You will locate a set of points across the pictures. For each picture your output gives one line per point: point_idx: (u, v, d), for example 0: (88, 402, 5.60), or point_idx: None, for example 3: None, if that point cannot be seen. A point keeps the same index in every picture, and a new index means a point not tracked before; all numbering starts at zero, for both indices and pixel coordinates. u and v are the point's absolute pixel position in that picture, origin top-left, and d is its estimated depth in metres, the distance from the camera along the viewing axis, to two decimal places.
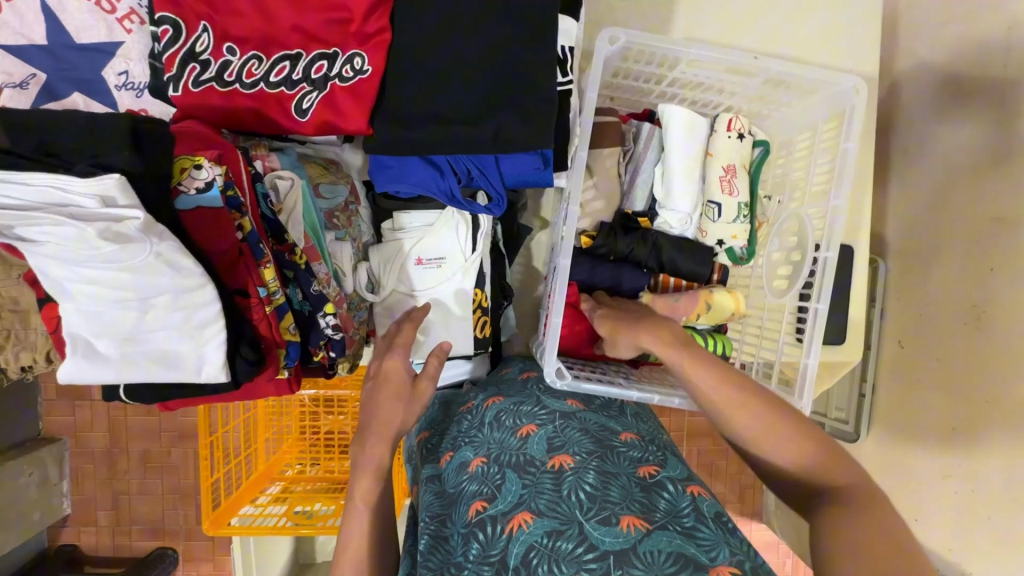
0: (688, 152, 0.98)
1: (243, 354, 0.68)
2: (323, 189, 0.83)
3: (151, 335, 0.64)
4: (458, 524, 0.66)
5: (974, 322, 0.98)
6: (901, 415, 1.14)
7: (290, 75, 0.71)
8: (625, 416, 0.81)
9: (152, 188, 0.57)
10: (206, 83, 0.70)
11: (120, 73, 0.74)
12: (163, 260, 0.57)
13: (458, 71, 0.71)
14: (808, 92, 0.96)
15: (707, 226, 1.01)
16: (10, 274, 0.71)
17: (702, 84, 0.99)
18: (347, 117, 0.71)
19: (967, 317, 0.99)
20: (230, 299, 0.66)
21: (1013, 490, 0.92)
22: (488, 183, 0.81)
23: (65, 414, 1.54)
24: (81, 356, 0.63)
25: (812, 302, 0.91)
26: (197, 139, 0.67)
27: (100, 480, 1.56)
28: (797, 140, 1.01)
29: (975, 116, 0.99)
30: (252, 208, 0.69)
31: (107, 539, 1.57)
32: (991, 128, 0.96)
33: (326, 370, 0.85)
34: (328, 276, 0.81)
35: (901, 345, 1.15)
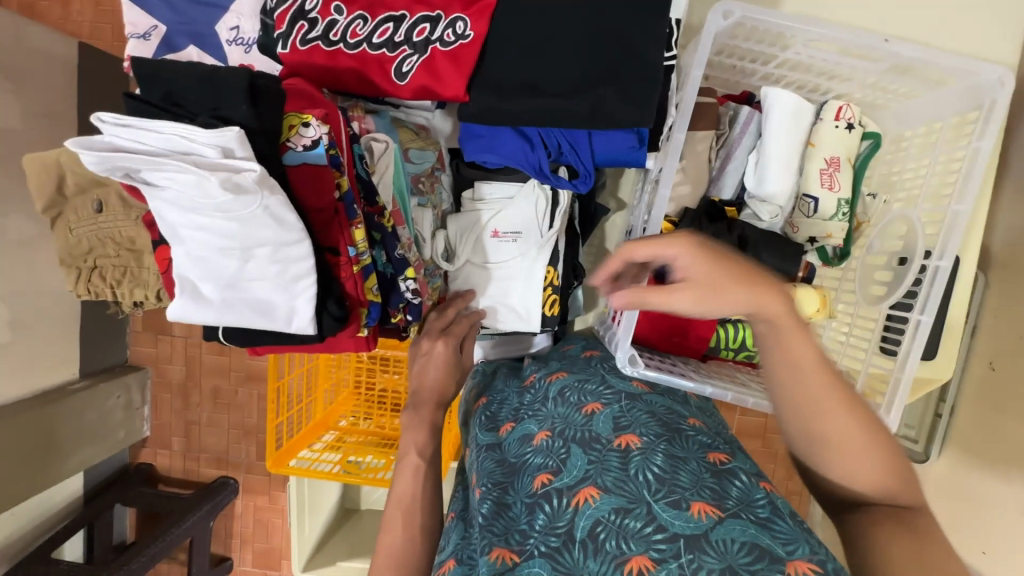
0: (790, 140, 0.91)
1: (329, 309, 0.71)
2: (412, 153, 0.83)
3: (249, 284, 0.67)
4: (521, 494, 0.66)
5: None
6: (980, 441, 1.04)
7: (393, 37, 0.71)
8: (690, 405, 0.79)
9: (267, 146, 0.59)
10: (313, 41, 0.71)
11: (232, 28, 0.75)
12: (270, 212, 0.59)
13: (561, 40, 0.69)
14: (937, 83, 0.87)
15: (799, 220, 0.96)
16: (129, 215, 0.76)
17: (812, 67, 0.92)
18: (445, 82, 0.71)
19: None
20: (322, 257, 0.69)
21: None
22: (578, 159, 0.79)
23: (149, 346, 1.67)
24: (188, 298, 0.67)
25: (913, 314, 0.85)
26: (303, 98, 0.68)
27: (175, 410, 1.70)
28: (915, 135, 0.93)
29: None
30: (349, 167, 0.70)
31: (179, 463, 1.72)
32: None
33: (400, 332, 0.88)
34: (410, 241, 0.82)
35: (992, 368, 1.05)
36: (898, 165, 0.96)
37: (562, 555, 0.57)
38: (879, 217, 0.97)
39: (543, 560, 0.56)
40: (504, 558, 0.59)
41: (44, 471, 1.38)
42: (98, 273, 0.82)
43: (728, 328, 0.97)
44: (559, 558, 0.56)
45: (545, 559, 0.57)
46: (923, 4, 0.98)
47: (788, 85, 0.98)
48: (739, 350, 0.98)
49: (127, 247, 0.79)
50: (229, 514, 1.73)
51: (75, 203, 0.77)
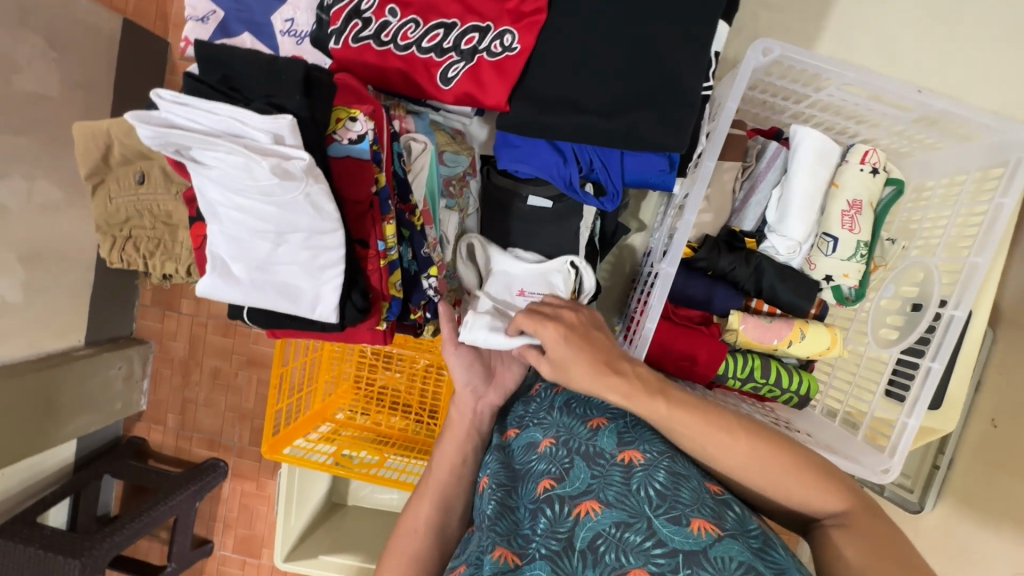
0: (815, 179, 0.93)
1: (353, 300, 0.73)
2: (446, 157, 0.85)
3: (278, 267, 0.69)
4: (525, 499, 0.68)
5: None
6: (977, 500, 1.04)
7: (442, 42, 0.73)
8: None
9: (313, 134, 0.61)
10: (365, 39, 0.73)
11: (286, 20, 0.78)
12: (310, 200, 0.61)
13: (604, 61, 0.71)
14: (963, 137, 0.88)
15: (818, 258, 0.97)
16: (168, 189, 0.78)
17: (841, 109, 0.94)
18: (488, 91, 0.73)
19: None
20: (352, 248, 0.70)
21: None
22: (608, 177, 0.81)
23: (155, 321, 1.68)
24: (217, 275, 0.69)
25: (924, 360, 0.85)
26: (350, 93, 0.70)
27: (174, 386, 1.71)
28: (936, 186, 0.94)
29: None
30: (388, 164, 0.72)
31: (171, 440, 1.73)
32: None
33: (415, 329, 0.89)
34: (436, 241, 0.84)
35: (993, 426, 1.05)
36: (918, 214, 0.97)
37: (562, 560, 0.60)
38: (896, 261, 0.98)
39: (544, 563, 0.60)
40: (507, 558, 0.61)
41: (42, 437, 1.39)
42: (133, 243, 0.84)
43: (737, 357, 0.98)
44: (559, 562, 0.60)
45: (546, 561, 0.60)
46: (951, 60, 1.00)
47: (815, 126, 1.00)
48: (747, 380, 0.98)
49: (162, 220, 0.81)
50: (215, 497, 1.73)
51: (118, 172, 0.79)
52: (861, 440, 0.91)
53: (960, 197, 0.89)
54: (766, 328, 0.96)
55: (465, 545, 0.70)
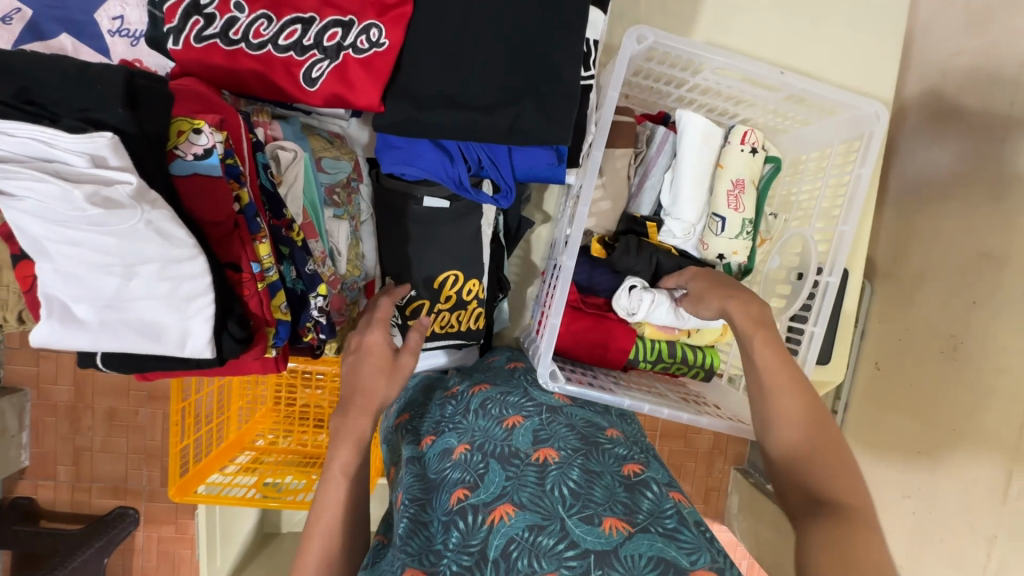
0: (701, 161, 0.96)
1: (229, 331, 0.65)
2: (325, 164, 0.79)
3: (132, 304, 0.60)
4: (439, 511, 0.65)
5: (951, 354, 1.00)
6: (870, 435, 1.16)
7: (301, 39, 0.67)
8: (612, 415, 0.83)
9: (147, 152, 0.53)
10: (212, 40, 0.65)
11: (115, 18, 0.67)
12: (153, 228, 0.53)
13: (479, 54, 0.68)
14: (825, 112, 0.95)
15: (709, 239, 1.00)
16: None
17: (719, 92, 0.98)
18: (358, 91, 0.67)
19: (945, 353, 1.01)
20: (220, 274, 0.63)
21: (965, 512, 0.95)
22: (499, 174, 0.79)
23: (28, 364, 1.47)
24: (56, 320, 0.60)
25: (807, 325, 0.91)
26: (198, 102, 0.62)
27: (61, 434, 1.51)
28: (809, 159, 1.01)
29: (975, 148, 1.01)
30: (251, 178, 0.65)
31: (66, 495, 1.53)
32: (986, 161, 0.98)
33: (314, 351, 0.82)
34: (324, 255, 0.78)
35: (876, 367, 1.17)
36: (795, 186, 1.04)
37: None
38: (779, 234, 1.04)
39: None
40: None
41: None
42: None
43: (644, 341, 1.00)
44: None
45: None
46: (814, 39, 1.07)
47: (699, 108, 1.03)
48: (656, 362, 1.00)
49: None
50: (129, 548, 1.56)
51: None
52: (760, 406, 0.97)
53: (828, 168, 0.96)
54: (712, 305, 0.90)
55: (373, 558, 0.66)
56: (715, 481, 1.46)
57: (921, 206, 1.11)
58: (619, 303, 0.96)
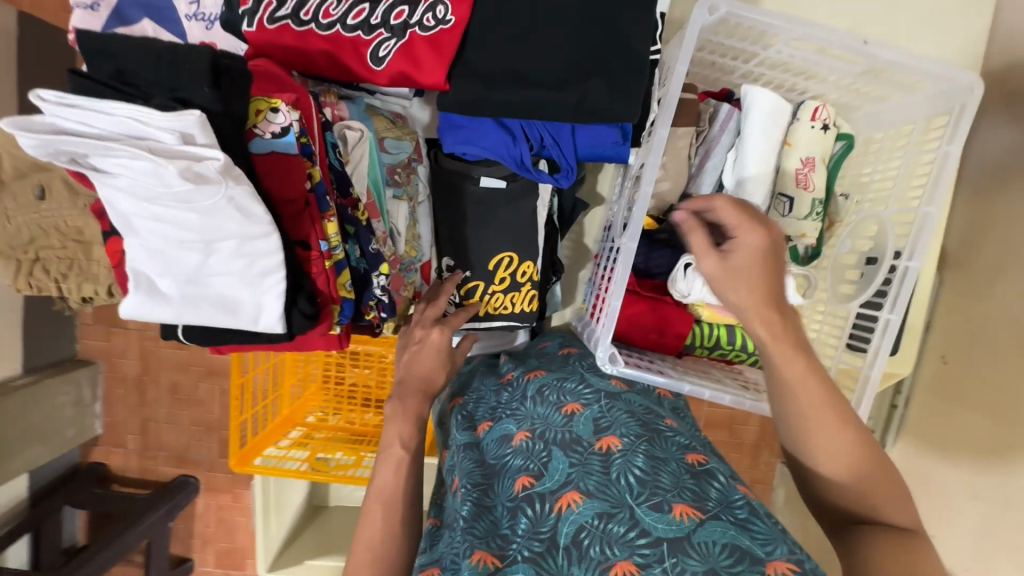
0: (769, 140, 0.92)
1: (299, 306, 0.67)
2: (388, 143, 0.80)
3: (212, 279, 0.63)
4: (502, 497, 0.65)
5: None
6: (936, 432, 1.10)
7: (369, 18, 0.67)
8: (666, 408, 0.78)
9: (229, 129, 0.54)
10: (284, 20, 0.66)
11: (192, 2, 0.69)
12: (234, 205, 0.55)
13: (546, 30, 0.67)
14: (907, 87, 0.89)
15: (775, 220, 0.96)
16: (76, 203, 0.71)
17: (790, 66, 0.92)
18: (425, 69, 0.67)
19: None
20: (292, 251, 0.65)
21: None
22: (561, 153, 0.77)
23: (100, 339, 1.57)
24: (142, 294, 0.63)
25: (881, 312, 0.86)
26: (272, 82, 0.64)
27: (130, 405, 1.61)
28: (886, 137, 0.95)
29: None
30: (322, 157, 0.66)
31: (134, 462, 1.64)
32: None
33: (373, 330, 0.84)
34: (385, 234, 0.79)
35: (943, 361, 1.11)
36: (868, 167, 0.98)
37: (545, 561, 0.57)
38: (849, 216, 0.99)
39: (527, 566, 0.56)
40: (486, 562, 0.58)
41: None
42: (41, 266, 0.76)
43: (703, 327, 0.98)
44: (542, 564, 0.57)
45: (528, 565, 0.56)
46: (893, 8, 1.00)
47: (765, 85, 0.99)
48: (714, 349, 0.98)
49: (72, 236, 0.73)
50: (190, 514, 1.66)
51: (17, 187, 0.71)
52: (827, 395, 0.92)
53: (908, 147, 0.90)
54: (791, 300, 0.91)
55: (431, 542, 0.68)
56: (763, 473, 1.42)
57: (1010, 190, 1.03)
58: (675, 287, 0.94)
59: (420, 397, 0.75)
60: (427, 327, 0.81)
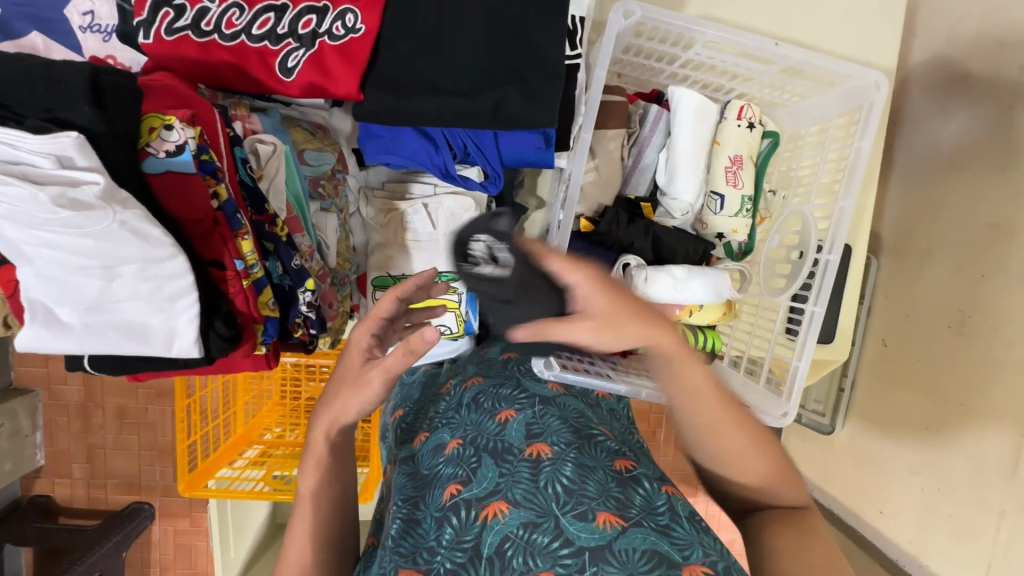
0: (696, 139, 0.94)
1: (216, 329, 0.64)
2: (309, 156, 0.77)
3: (114, 306, 0.60)
4: (431, 507, 0.64)
5: (957, 327, 0.98)
6: (876, 412, 1.14)
7: (276, 28, 0.65)
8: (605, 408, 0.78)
9: (115, 150, 0.51)
10: (184, 32, 0.63)
11: (86, 13, 0.65)
12: (127, 229, 0.52)
13: (458, 37, 0.66)
14: (824, 84, 0.92)
15: (708, 217, 0.99)
16: None
17: (715, 67, 0.94)
18: (337, 79, 0.65)
19: (950, 322, 1.00)
20: (203, 272, 0.62)
21: (968, 479, 0.95)
22: (486, 160, 0.77)
23: (37, 365, 1.49)
24: (40, 324, 0.59)
25: (808, 306, 0.89)
26: (170, 97, 0.61)
27: (74, 432, 1.53)
28: (807, 133, 0.98)
29: (982, 104, 0.98)
30: (230, 173, 0.64)
31: (82, 491, 1.55)
32: (990, 128, 0.96)
33: (306, 346, 0.82)
34: (311, 248, 0.76)
35: (883, 344, 1.13)
36: (795, 162, 1.00)
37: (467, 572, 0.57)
38: (779, 212, 1.02)
39: None
40: None
41: None
42: None
43: None
44: None
45: None
46: (813, 8, 1.03)
47: (694, 85, 1.00)
48: None
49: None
50: (145, 542, 1.58)
51: None
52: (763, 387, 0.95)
53: (828, 141, 0.93)
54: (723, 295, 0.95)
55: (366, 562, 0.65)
56: None
57: (925, 180, 1.08)
58: (615, 287, 0.95)
59: None
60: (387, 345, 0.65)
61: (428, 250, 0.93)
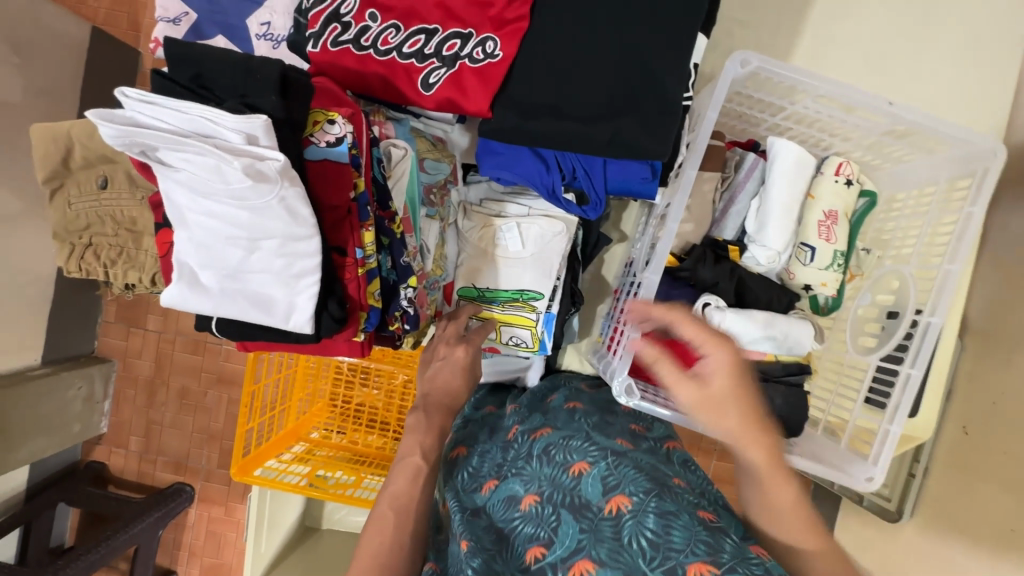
0: (791, 191, 0.95)
1: (329, 310, 0.70)
2: (428, 163, 0.83)
3: (249, 276, 0.66)
4: (512, 566, 0.63)
5: None
6: (955, 510, 1.04)
7: (423, 48, 0.72)
8: (673, 463, 0.74)
9: (287, 134, 0.59)
10: (345, 44, 0.71)
11: (263, 23, 0.76)
12: (285, 205, 0.59)
13: (587, 70, 0.71)
14: (929, 150, 0.91)
15: (797, 269, 0.97)
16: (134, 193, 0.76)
17: (818, 122, 0.95)
18: (470, 97, 0.72)
19: None
20: (328, 255, 0.68)
21: None
22: (591, 185, 0.80)
23: (117, 339, 1.60)
24: (184, 285, 0.67)
25: (903, 367, 0.85)
26: (330, 98, 0.69)
27: (138, 406, 1.62)
28: (907, 196, 0.96)
29: None
30: (367, 169, 0.69)
31: (132, 465, 1.63)
32: None
33: (394, 341, 0.85)
34: (416, 250, 0.82)
35: (964, 432, 1.06)
36: (891, 223, 0.99)
37: None
38: (871, 270, 0.99)
39: None
40: None
41: None
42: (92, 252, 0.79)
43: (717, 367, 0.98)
44: None
45: None
46: None
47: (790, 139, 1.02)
48: None
49: (125, 223, 0.78)
50: (180, 524, 1.63)
51: (83, 176, 0.76)
52: (845, 449, 0.90)
53: (931, 206, 0.91)
54: (803, 348, 0.94)
55: None
56: None
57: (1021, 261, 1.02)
58: None
59: (441, 412, 0.78)
60: (454, 344, 0.87)
61: (514, 266, 0.96)
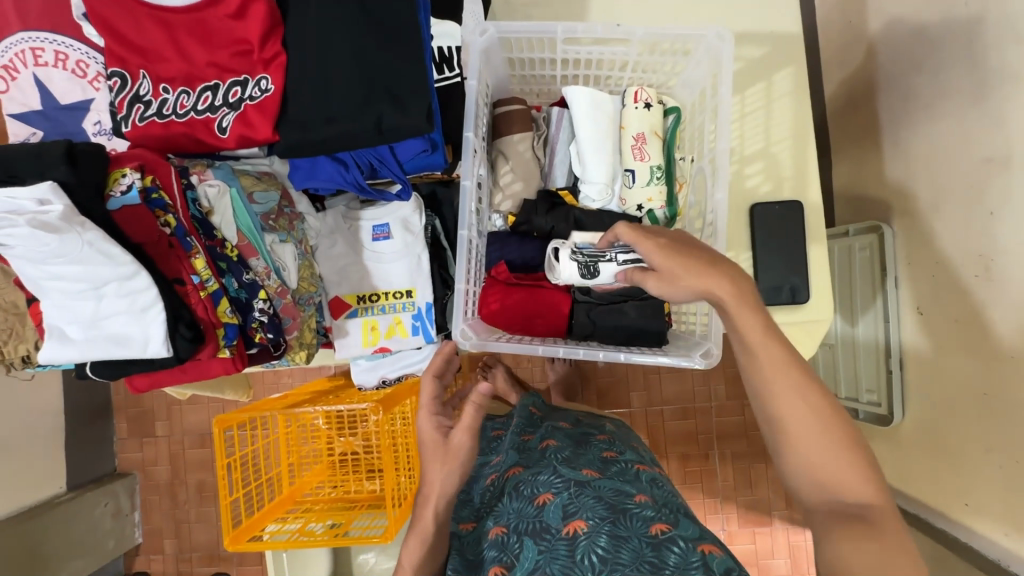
0: (596, 127, 1.01)
1: (181, 333, 0.79)
2: (256, 195, 0.95)
3: (106, 322, 0.77)
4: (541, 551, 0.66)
5: (985, 272, 0.98)
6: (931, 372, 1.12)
7: (213, 102, 0.86)
8: (639, 480, 0.76)
9: (79, 191, 0.72)
10: (151, 116, 0.86)
11: (95, 123, 0.92)
12: (95, 248, 0.71)
13: (339, 78, 0.83)
14: (688, 50, 0.99)
15: (626, 193, 1.05)
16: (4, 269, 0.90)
17: (593, 61, 1.04)
18: (256, 128, 0.85)
19: (978, 269, 0.99)
20: (168, 285, 0.79)
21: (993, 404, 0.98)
22: (390, 171, 0.92)
23: (134, 451, 1.76)
24: (56, 343, 0.78)
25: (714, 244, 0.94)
26: (139, 158, 0.83)
27: (165, 509, 1.76)
28: (701, 99, 1.02)
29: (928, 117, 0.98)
30: (180, 208, 0.85)
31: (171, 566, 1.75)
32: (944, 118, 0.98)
33: (273, 353, 0.98)
34: (266, 269, 0.95)
35: (919, 312, 1.15)
36: (701, 121, 1.03)
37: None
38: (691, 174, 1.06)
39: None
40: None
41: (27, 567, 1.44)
42: None
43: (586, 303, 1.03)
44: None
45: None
46: None
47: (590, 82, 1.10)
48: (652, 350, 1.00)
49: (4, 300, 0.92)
50: None
51: None
52: (696, 338, 0.98)
53: (706, 103, 0.99)
54: None
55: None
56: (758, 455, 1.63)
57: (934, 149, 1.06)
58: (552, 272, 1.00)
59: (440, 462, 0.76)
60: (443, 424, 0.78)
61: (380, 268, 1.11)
